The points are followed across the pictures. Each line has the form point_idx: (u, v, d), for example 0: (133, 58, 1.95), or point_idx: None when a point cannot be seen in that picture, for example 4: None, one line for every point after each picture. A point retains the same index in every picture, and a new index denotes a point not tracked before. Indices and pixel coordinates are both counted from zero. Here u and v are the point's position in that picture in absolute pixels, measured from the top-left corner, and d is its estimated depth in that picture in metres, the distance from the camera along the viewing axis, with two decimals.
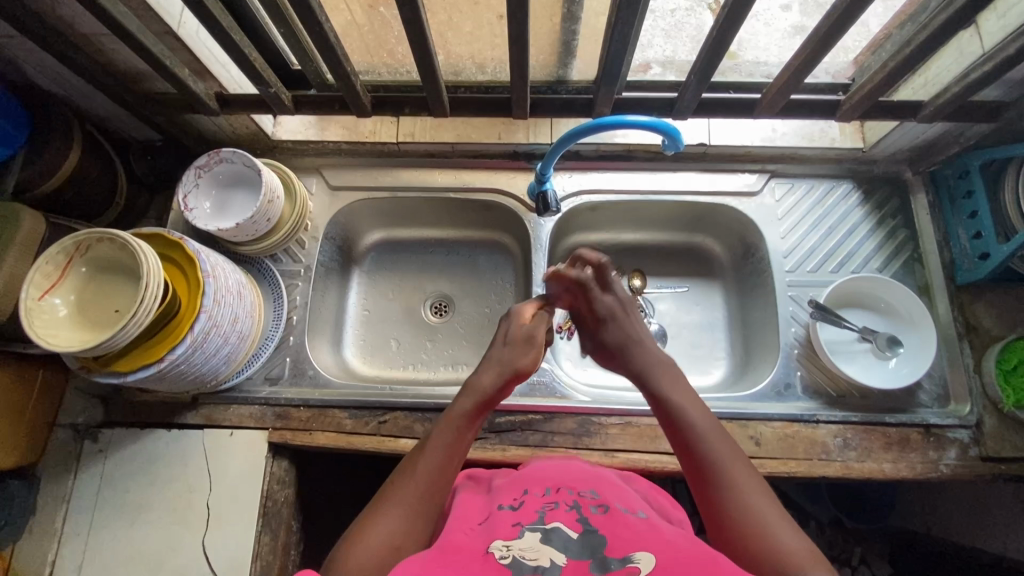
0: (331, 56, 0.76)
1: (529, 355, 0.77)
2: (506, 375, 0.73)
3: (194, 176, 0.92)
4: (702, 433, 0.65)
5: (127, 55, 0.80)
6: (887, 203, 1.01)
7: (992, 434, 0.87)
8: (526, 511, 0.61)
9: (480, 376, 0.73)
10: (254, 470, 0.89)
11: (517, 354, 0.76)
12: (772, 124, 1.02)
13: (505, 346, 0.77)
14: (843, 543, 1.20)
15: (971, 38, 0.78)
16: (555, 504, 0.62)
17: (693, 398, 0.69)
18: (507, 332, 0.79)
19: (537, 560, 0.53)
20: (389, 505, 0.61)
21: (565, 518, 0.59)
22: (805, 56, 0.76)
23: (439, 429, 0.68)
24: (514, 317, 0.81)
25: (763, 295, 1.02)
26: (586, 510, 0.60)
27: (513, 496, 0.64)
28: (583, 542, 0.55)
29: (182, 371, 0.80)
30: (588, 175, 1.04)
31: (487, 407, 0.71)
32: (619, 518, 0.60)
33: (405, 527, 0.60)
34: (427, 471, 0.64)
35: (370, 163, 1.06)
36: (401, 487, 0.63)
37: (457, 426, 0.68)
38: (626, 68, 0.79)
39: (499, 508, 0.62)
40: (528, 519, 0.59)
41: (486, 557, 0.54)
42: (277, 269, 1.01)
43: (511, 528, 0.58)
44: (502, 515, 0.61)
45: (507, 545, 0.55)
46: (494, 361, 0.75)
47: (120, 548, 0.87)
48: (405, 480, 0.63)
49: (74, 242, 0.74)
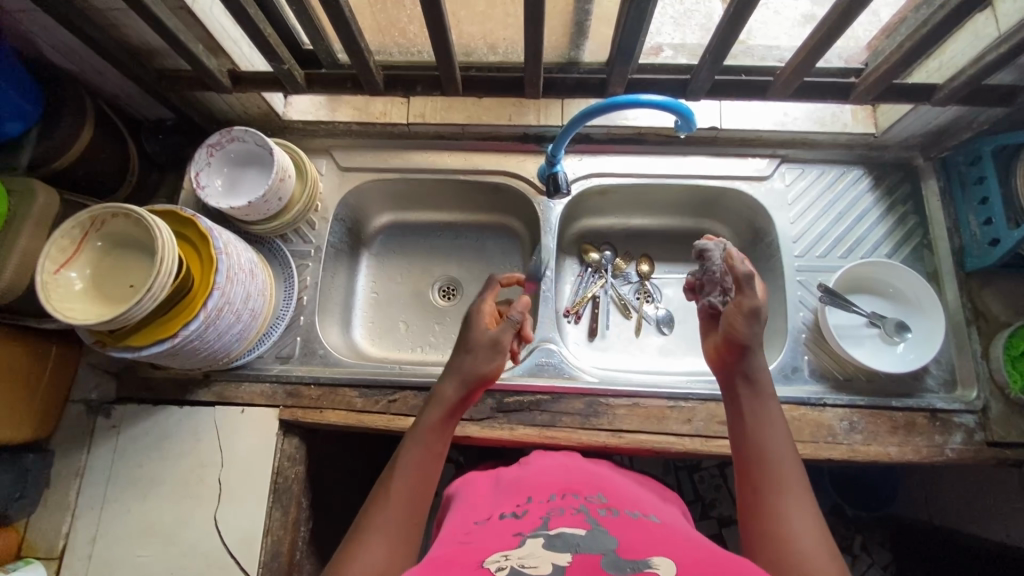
0: (344, 30, 0.76)
1: (493, 361, 0.74)
2: (469, 383, 0.73)
3: (206, 155, 0.92)
4: (769, 435, 0.67)
5: (141, 30, 0.80)
6: (898, 189, 1.01)
7: (998, 419, 0.87)
8: (529, 519, 0.62)
9: (443, 385, 0.73)
10: (266, 446, 0.90)
11: (477, 361, 0.73)
12: (784, 108, 1.01)
13: (467, 352, 0.74)
14: (845, 531, 1.22)
15: (987, 21, 0.78)
16: (560, 509, 0.64)
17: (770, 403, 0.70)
18: (469, 337, 0.76)
19: (536, 566, 0.52)
20: (373, 531, 0.61)
21: (569, 523, 0.60)
22: (819, 37, 0.75)
23: (408, 445, 0.69)
24: (476, 322, 0.76)
25: (771, 280, 1.02)
26: (593, 514, 0.62)
27: (516, 504, 0.67)
28: (590, 537, 0.57)
29: (196, 347, 0.81)
30: (598, 158, 1.04)
31: (457, 412, 0.73)
32: (625, 523, 0.61)
33: (390, 550, 0.60)
34: (404, 491, 0.65)
35: (380, 144, 1.06)
36: (381, 511, 0.63)
37: (427, 438, 0.70)
38: (641, 47, 0.78)
39: (502, 516, 0.65)
40: (529, 528, 0.60)
41: (483, 570, 0.53)
42: (288, 249, 1.01)
43: (513, 538, 0.59)
44: (506, 524, 0.63)
45: (505, 557, 0.55)
46: (455, 367, 0.74)
47: (135, 521, 0.88)
48: (384, 501, 0.64)
49: (90, 217, 0.74)
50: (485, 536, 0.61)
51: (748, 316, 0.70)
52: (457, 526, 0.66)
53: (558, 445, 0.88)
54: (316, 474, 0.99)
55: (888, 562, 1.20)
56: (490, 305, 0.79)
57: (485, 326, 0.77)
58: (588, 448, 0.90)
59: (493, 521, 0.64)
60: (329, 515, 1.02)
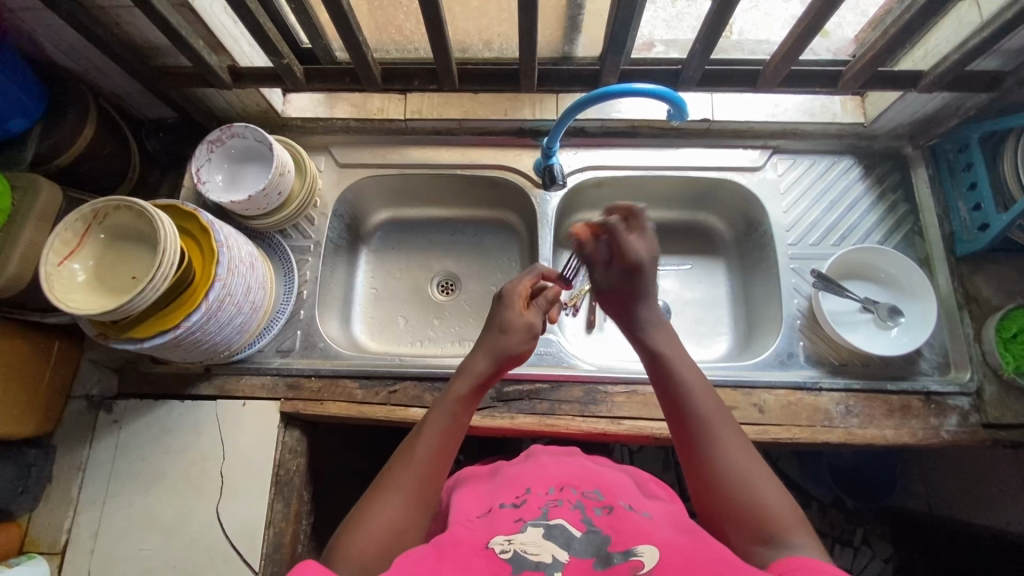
0: (343, 26, 0.77)
1: (525, 338, 0.75)
2: (500, 360, 0.74)
3: (207, 151, 0.94)
4: (690, 386, 0.67)
5: (144, 28, 0.82)
6: (888, 178, 1.03)
7: (992, 401, 0.88)
8: (529, 509, 0.63)
9: (473, 359, 0.73)
10: (267, 439, 0.90)
11: (511, 338, 0.74)
12: (775, 100, 1.03)
13: (501, 329, 0.75)
14: (845, 524, 1.22)
15: (970, 8, 0.80)
16: (558, 501, 0.64)
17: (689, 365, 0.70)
18: (503, 318, 0.77)
19: (539, 556, 0.54)
20: (389, 496, 0.62)
21: (568, 516, 0.61)
22: (803, 29, 0.77)
23: (436, 413, 0.69)
24: (512, 306, 0.77)
25: (765, 269, 1.04)
26: (590, 512, 0.62)
27: (516, 495, 0.67)
28: (586, 539, 0.57)
29: (198, 339, 0.82)
30: (593, 152, 1.06)
31: (485, 387, 0.73)
32: (622, 517, 0.60)
33: (406, 513, 0.61)
34: (428, 456, 0.65)
35: (379, 140, 1.08)
36: (400, 474, 0.64)
37: (455, 409, 0.70)
38: (632, 38, 0.81)
39: (501, 505, 0.65)
40: (530, 516, 0.61)
41: (488, 553, 0.55)
42: (287, 245, 1.02)
43: (514, 524, 0.60)
44: (505, 513, 0.63)
45: (509, 540, 0.57)
46: (487, 344, 0.75)
47: (137, 516, 0.88)
48: (404, 467, 0.65)
49: (93, 210, 0.75)
50: (486, 523, 0.62)
51: (622, 271, 0.74)
52: (460, 513, 0.66)
53: (557, 433, 0.89)
54: (316, 468, 1.00)
55: (890, 555, 1.19)
56: (524, 288, 0.80)
57: (520, 309, 0.78)
58: (588, 436, 0.90)
59: (494, 511, 0.64)
60: (328, 509, 1.03)
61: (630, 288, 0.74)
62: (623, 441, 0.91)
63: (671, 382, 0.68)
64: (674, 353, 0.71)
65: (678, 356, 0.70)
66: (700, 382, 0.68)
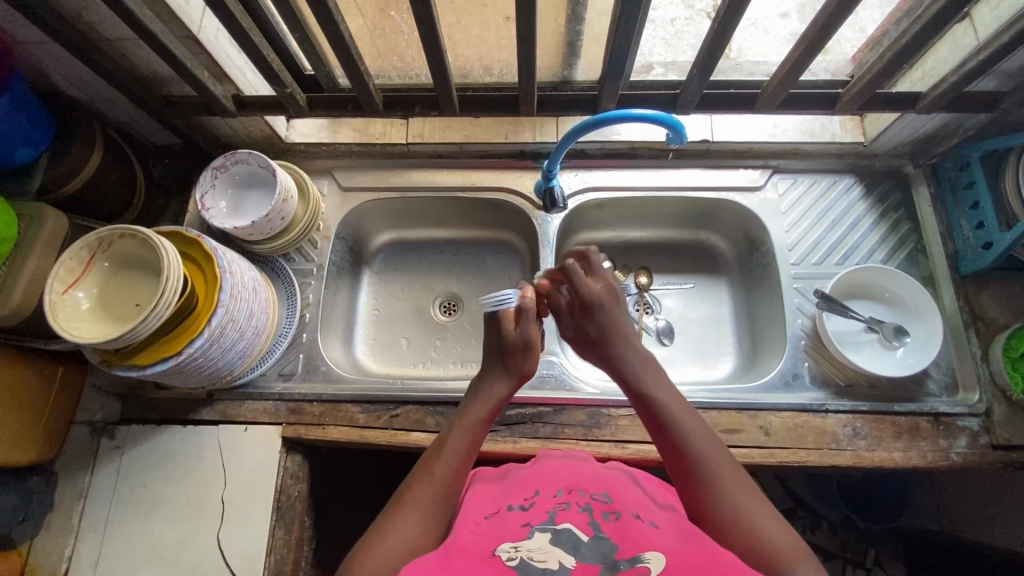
0: (345, 55, 0.79)
1: (529, 359, 0.76)
2: (516, 383, 0.77)
3: (211, 177, 0.95)
4: (682, 427, 0.67)
5: (151, 59, 0.84)
6: (889, 196, 1.02)
7: (1002, 422, 0.86)
8: (537, 511, 0.62)
9: (490, 386, 0.75)
10: (269, 464, 0.90)
11: (520, 359, 0.76)
12: (773, 120, 1.04)
13: (505, 353, 0.75)
14: (857, 544, 1.20)
15: (966, 31, 0.81)
16: (566, 504, 0.63)
17: (673, 397, 0.70)
18: (499, 342, 0.76)
19: (545, 562, 0.54)
20: (405, 513, 0.62)
21: (576, 520, 0.60)
22: (800, 53, 0.78)
23: (454, 433, 0.70)
24: (503, 326, 0.76)
25: (769, 289, 1.03)
26: (597, 516, 0.61)
27: (524, 497, 0.66)
28: (592, 545, 0.57)
29: (200, 365, 0.82)
30: (593, 173, 1.06)
31: (498, 412, 0.75)
32: (630, 525, 0.60)
33: (422, 529, 0.61)
34: (448, 473, 0.66)
35: (381, 163, 1.09)
36: (417, 492, 0.64)
37: (473, 432, 0.71)
38: (631, 64, 0.81)
39: (509, 507, 0.64)
40: (538, 521, 0.60)
41: (494, 561, 0.55)
42: (291, 268, 1.03)
43: (521, 529, 0.59)
44: (513, 515, 0.62)
45: (515, 547, 0.56)
46: (499, 368, 0.76)
47: (138, 542, 0.88)
48: (425, 484, 0.65)
49: (97, 238, 0.76)
50: (494, 526, 0.61)
51: (585, 313, 0.77)
52: (467, 512, 0.64)
53: None
54: (317, 492, 0.99)
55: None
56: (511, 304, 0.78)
57: (510, 328, 0.76)
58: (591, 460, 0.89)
59: (502, 513, 0.63)
60: (329, 535, 1.01)
61: (601, 328, 0.76)
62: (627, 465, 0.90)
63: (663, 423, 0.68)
64: (661, 395, 0.70)
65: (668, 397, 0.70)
66: (697, 425, 0.67)
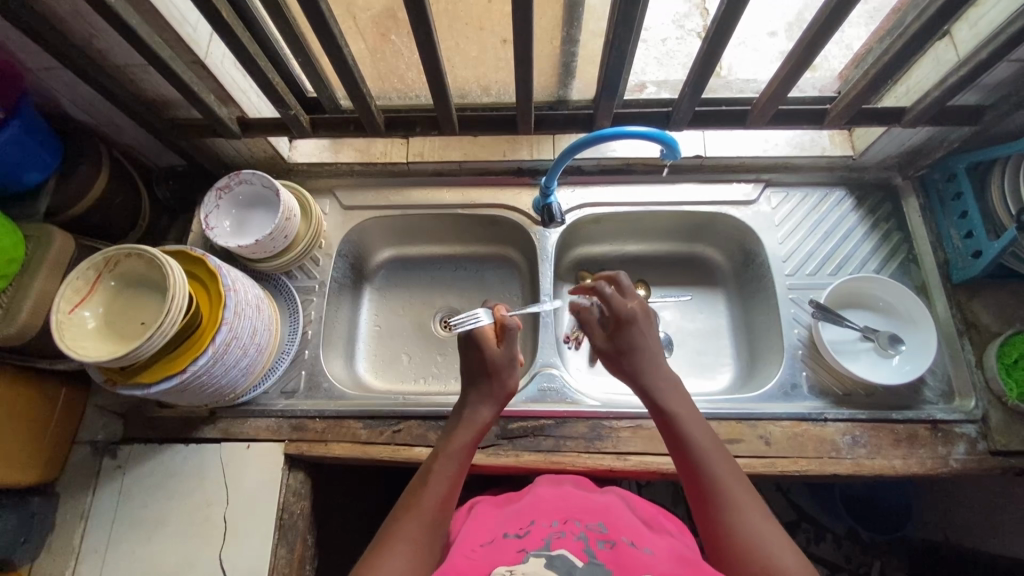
0: (348, 77, 0.81)
1: (516, 375, 0.81)
2: (500, 403, 0.79)
3: (216, 197, 0.97)
4: (700, 446, 0.69)
5: (158, 84, 0.87)
6: (879, 208, 1.05)
7: (999, 427, 0.87)
8: (533, 538, 0.63)
9: (474, 410, 0.78)
10: (271, 481, 0.90)
11: (504, 378, 0.79)
12: (764, 136, 1.06)
13: (488, 375, 0.78)
14: (862, 556, 1.20)
15: (947, 47, 0.84)
16: (561, 532, 0.64)
17: (693, 414, 0.73)
18: (481, 363, 0.79)
19: None
20: (394, 548, 0.62)
21: (572, 546, 0.61)
22: (788, 71, 0.81)
23: (441, 462, 0.72)
24: (485, 351, 0.79)
25: (764, 299, 1.05)
26: (593, 544, 0.61)
27: (520, 525, 0.66)
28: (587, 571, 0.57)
29: (203, 383, 0.82)
30: (589, 189, 1.08)
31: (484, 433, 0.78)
32: (626, 552, 0.60)
33: (413, 561, 0.61)
34: (435, 503, 0.67)
35: (382, 182, 1.11)
36: (404, 525, 0.65)
37: (459, 457, 0.73)
38: (625, 81, 0.83)
39: (505, 535, 0.65)
40: (534, 546, 0.61)
41: None
42: (293, 285, 1.04)
43: (517, 554, 0.60)
44: (509, 543, 0.63)
45: (510, 570, 0.57)
46: (483, 393, 0.79)
47: (140, 564, 0.87)
48: (413, 515, 0.66)
49: (104, 258, 0.77)
50: (490, 553, 0.62)
51: (618, 326, 0.82)
52: (464, 541, 0.65)
53: (564, 470, 0.89)
54: (320, 510, 0.99)
55: None
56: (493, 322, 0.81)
57: (493, 348, 0.79)
58: (594, 473, 0.90)
59: (498, 541, 0.64)
60: (331, 553, 1.01)
61: (627, 342, 0.81)
62: (630, 477, 0.90)
63: (683, 440, 0.70)
64: (687, 416, 0.73)
65: (690, 416, 0.73)
66: (715, 445, 0.69)
